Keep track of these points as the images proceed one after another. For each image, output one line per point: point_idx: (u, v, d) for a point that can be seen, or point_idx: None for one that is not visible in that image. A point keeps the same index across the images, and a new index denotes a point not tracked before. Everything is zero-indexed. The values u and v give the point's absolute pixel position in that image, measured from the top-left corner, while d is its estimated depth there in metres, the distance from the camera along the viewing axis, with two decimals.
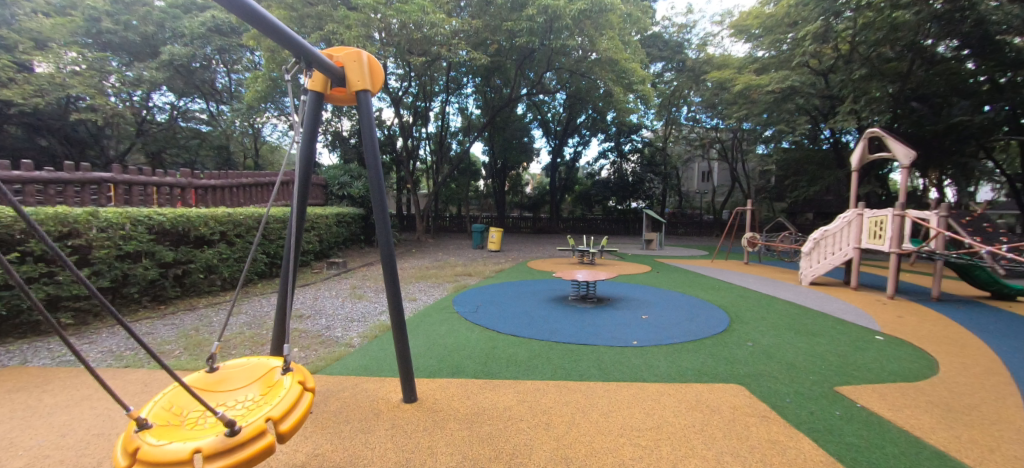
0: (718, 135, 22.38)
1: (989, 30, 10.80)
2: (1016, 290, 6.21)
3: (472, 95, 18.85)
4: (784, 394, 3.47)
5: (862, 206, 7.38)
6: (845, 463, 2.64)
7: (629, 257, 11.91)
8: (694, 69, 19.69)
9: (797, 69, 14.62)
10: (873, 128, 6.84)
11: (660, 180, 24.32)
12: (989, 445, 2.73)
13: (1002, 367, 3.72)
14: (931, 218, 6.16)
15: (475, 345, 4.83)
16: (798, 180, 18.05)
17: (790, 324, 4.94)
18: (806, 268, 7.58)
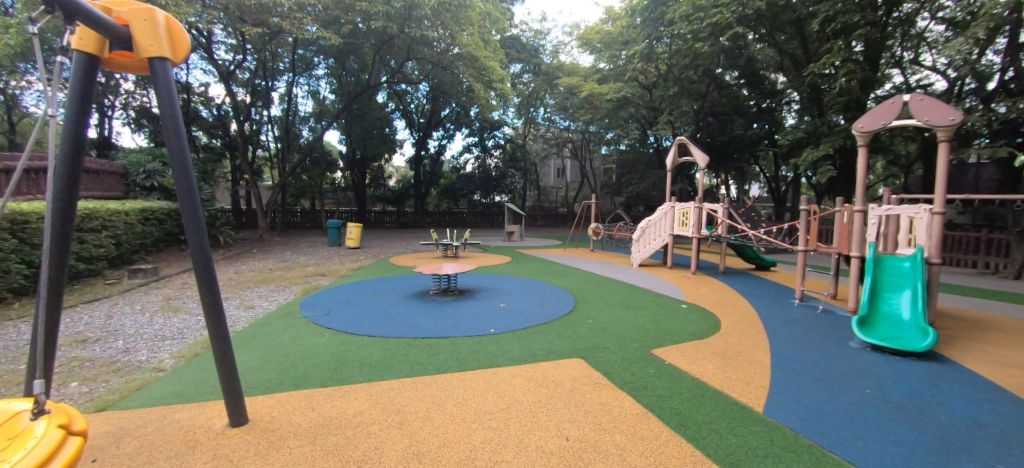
0: (569, 136, 25.01)
1: (755, 66, 14.86)
2: (768, 262, 8.31)
3: (324, 78, 17.32)
4: (613, 362, 3.99)
5: (674, 200, 8.88)
6: (654, 414, 3.21)
7: (492, 249, 12.37)
8: (548, 73, 21.74)
9: (630, 82, 17.10)
10: (680, 137, 8.24)
11: (520, 175, 26.00)
12: (748, 382, 3.64)
13: (756, 320, 4.94)
14: (718, 209, 7.78)
15: (324, 351, 4.36)
16: (631, 178, 21.34)
17: (621, 301, 5.73)
18: (636, 252, 8.89)
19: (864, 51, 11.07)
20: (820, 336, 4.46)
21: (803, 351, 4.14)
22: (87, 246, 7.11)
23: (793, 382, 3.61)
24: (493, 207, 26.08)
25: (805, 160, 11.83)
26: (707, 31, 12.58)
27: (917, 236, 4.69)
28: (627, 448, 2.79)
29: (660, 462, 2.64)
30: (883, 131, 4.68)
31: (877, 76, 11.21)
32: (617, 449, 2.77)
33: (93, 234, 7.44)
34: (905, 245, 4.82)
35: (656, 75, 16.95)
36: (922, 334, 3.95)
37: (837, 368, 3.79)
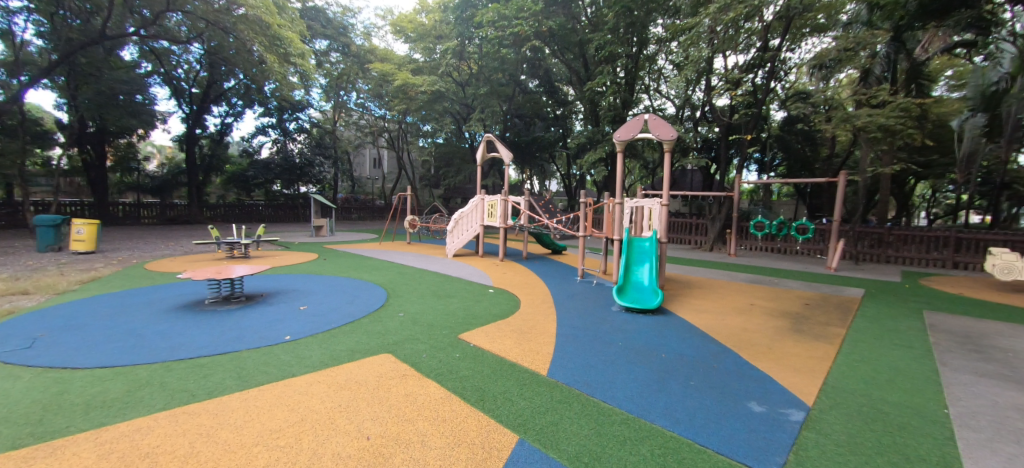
0: (385, 125, 24.15)
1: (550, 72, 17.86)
2: (560, 247, 9.85)
3: (25, 13, 12.16)
4: (422, 351, 4.07)
5: (483, 193, 9.56)
6: (457, 394, 3.40)
7: (295, 247, 11.09)
8: (358, 56, 20.92)
9: (444, 77, 17.71)
10: (487, 134, 8.87)
11: (330, 164, 23.87)
12: (538, 350, 4.24)
13: (547, 296, 5.79)
14: (520, 201, 8.75)
15: (18, 399, 3.06)
16: (448, 171, 22.43)
17: (433, 291, 5.90)
18: (451, 242, 9.30)
19: (625, 77, 14.15)
20: (592, 304, 5.52)
21: (579, 318, 5.04)
22: None
23: (571, 345, 4.37)
24: (298, 198, 23.77)
25: (587, 161, 14.54)
26: (510, 39, 14.34)
27: (654, 222, 6.20)
28: (429, 433, 2.86)
29: (459, 438, 2.80)
30: (633, 140, 5.89)
31: (632, 98, 14.49)
32: (419, 436, 2.81)
33: None
34: (646, 229, 6.31)
35: (470, 74, 17.96)
36: (655, 295, 5.30)
37: (602, 329, 4.76)
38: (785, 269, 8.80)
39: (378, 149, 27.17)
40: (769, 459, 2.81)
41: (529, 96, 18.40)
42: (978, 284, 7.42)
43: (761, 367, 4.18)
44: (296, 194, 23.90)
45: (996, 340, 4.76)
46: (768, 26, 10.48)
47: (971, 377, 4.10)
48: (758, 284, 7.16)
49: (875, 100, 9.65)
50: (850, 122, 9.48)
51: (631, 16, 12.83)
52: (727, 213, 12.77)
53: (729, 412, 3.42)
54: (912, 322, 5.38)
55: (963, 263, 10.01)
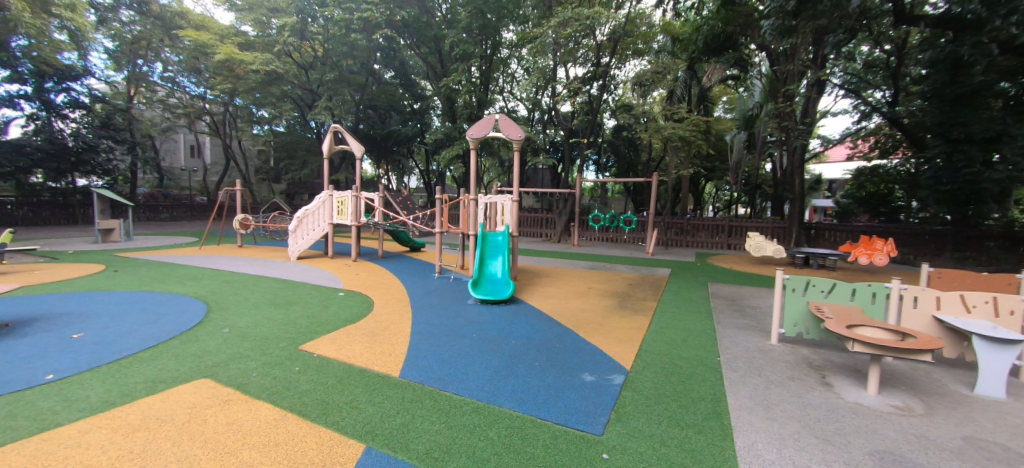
0: (205, 106, 20.38)
1: (403, 61, 18.03)
2: (418, 244, 9.86)
3: None
4: (251, 370, 3.56)
5: (331, 189, 9.03)
6: (294, 412, 3.05)
7: (65, 258, 8.51)
8: (162, 18, 17.30)
9: (282, 57, 15.93)
10: (335, 124, 8.20)
11: (124, 149, 19.35)
12: (391, 352, 4.14)
13: (404, 295, 5.71)
14: (374, 197, 8.51)
15: None
16: (290, 164, 20.13)
17: (269, 300, 5.25)
18: (294, 244, 8.32)
19: (479, 78, 14.90)
20: (449, 300, 5.64)
21: (434, 315, 5.09)
22: None
23: (426, 343, 4.39)
24: (73, 193, 18.75)
25: (444, 158, 14.82)
26: (359, 24, 14.39)
27: (506, 217, 6.61)
28: (257, 461, 2.46)
29: (297, 459, 2.49)
30: (486, 138, 6.10)
31: (487, 98, 15.35)
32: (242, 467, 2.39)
33: None
34: (500, 224, 6.66)
35: (313, 58, 16.79)
36: (506, 286, 5.72)
37: (457, 324, 4.89)
38: (614, 255, 10.35)
39: (198, 136, 22.92)
40: (596, 422, 3.28)
41: (382, 88, 18.26)
42: (741, 260, 9.84)
43: (593, 341, 4.85)
44: (71, 188, 18.83)
45: (747, 300, 6.47)
46: (601, 44, 12.09)
47: (733, 330, 5.48)
48: (593, 269, 8.26)
49: (676, 117, 12.12)
50: (662, 132, 11.89)
51: (484, 19, 13.80)
52: (571, 207, 14.27)
53: (567, 385, 3.86)
54: (698, 291, 6.92)
55: (733, 245, 13.26)
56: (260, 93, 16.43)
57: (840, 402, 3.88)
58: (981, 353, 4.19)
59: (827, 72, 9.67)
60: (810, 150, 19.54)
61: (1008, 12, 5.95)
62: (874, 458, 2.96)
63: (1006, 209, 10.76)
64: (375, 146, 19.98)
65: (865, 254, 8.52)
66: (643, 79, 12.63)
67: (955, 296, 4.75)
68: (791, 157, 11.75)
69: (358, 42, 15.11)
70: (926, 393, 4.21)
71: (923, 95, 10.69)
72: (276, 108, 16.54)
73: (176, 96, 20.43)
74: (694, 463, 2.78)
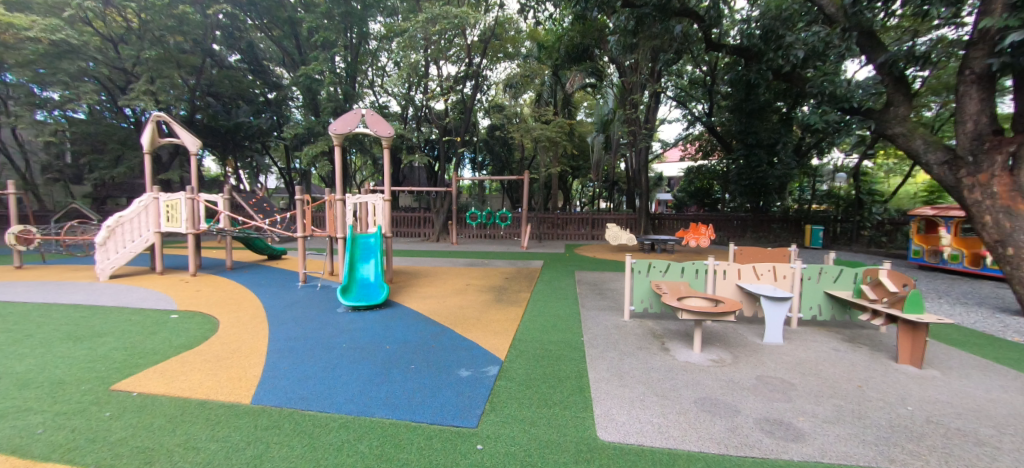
0: None
1: (251, 44, 16.08)
2: (278, 251, 8.91)
3: None
4: (37, 426, 2.80)
5: (156, 190, 7.55)
6: (109, 466, 2.51)
7: None
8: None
9: (76, 24, 12.67)
10: (156, 112, 6.80)
11: None
12: (242, 376, 3.70)
13: (260, 310, 5.12)
14: (217, 201, 7.41)
15: None
16: (98, 159, 16.08)
17: (67, 334, 4.19)
18: (103, 262, 6.72)
19: (344, 70, 14.04)
20: (317, 310, 5.26)
21: (298, 329, 4.69)
22: None
23: (287, 360, 4.04)
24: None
25: (307, 155, 13.54)
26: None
27: (378, 217, 6.39)
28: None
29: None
30: (351, 133, 5.78)
31: (355, 92, 14.48)
32: None
33: None
34: (372, 225, 6.37)
35: (125, 29, 13.60)
36: (380, 289, 5.57)
37: (326, 335, 4.59)
38: (492, 251, 10.76)
39: None
40: (471, 415, 3.43)
41: (226, 72, 15.94)
42: (602, 249, 11.11)
43: (471, 336, 5.03)
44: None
45: (606, 285, 7.35)
46: (471, 45, 12.29)
47: (595, 312, 6.19)
48: (472, 266, 8.50)
49: (544, 119, 13.13)
50: (531, 133, 12.74)
51: (347, 6, 13.19)
52: (448, 206, 14.38)
53: (442, 383, 3.94)
54: (566, 279, 7.64)
55: (596, 235, 14.89)
56: (43, 68, 12.77)
57: (675, 363, 4.72)
58: (766, 310, 5.48)
59: (661, 86, 12.00)
60: (654, 151, 22.93)
61: (777, 47, 8.25)
62: (696, 404, 3.70)
63: (782, 197, 14.22)
64: (219, 141, 17.38)
65: (694, 238, 10.37)
66: (512, 83, 13.38)
67: (749, 267, 6.10)
68: (638, 157, 13.65)
69: (191, 16, 13.26)
70: (732, 347, 5.36)
71: (729, 109, 13.37)
72: (72, 88, 13.05)
73: None
74: (560, 437, 3.12)
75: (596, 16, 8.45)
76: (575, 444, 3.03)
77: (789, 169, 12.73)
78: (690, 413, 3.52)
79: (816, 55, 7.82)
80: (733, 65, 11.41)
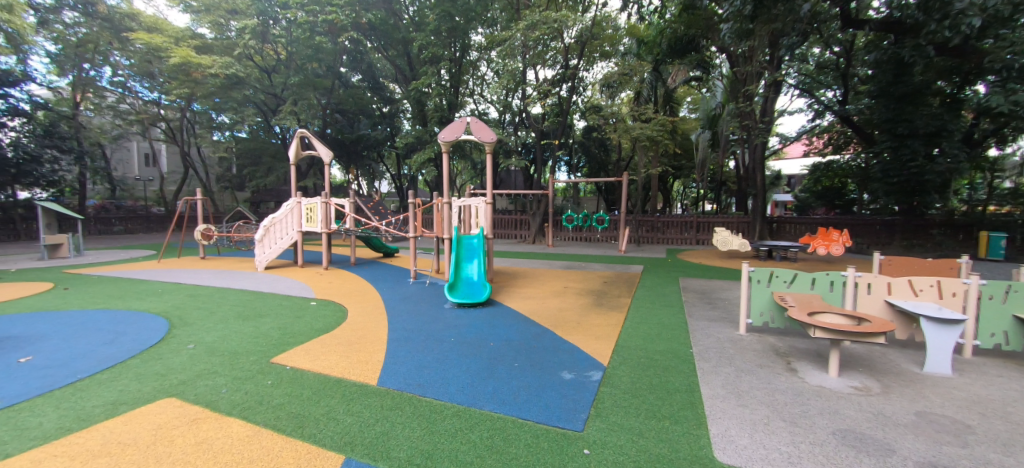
0: (160, 112, 19.49)
1: (372, 67, 18.06)
2: (392, 250, 9.77)
3: None
4: (220, 386, 3.44)
5: (299, 196, 8.79)
6: (267, 428, 2.95)
7: (6, 277, 7.87)
8: (110, 20, 16.26)
9: (243, 61, 15.62)
10: (300, 130, 7.91)
11: (70, 160, 18.06)
12: (366, 359, 4.09)
13: (380, 302, 5.64)
14: (344, 204, 8.35)
15: None
16: (256, 171, 19.56)
17: (238, 313, 5.07)
18: (261, 255, 8.02)
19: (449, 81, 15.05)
20: (426, 305, 5.62)
21: (411, 321, 5.05)
22: None
23: (403, 349, 4.36)
24: (14, 207, 17.30)
25: (416, 162, 14.82)
26: (324, 26, 14.22)
27: (480, 220, 6.65)
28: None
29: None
30: (458, 141, 6.08)
31: (457, 101, 15.50)
32: None
33: None
34: (474, 227, 6.66)
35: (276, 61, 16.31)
36: (483, 288, 5.75)
37: (435, 329, 4.86)
38: (588, 254, 10.56)
39: (152, 144, 21.78)
40: (575, 418, 3.30)
41: (351, 91, 18.15)
42: (710, 254, 10.25)
43: (571, 339, 4.91)
44: (11, 201, 17.32)
45: (717, 293, 6.71)
46: (569, 46, 12.31)
47: (705, 323, 5.67)
48: (569, 269, 8.39)
49: (644, 117, 12.65)
50: (630, 132, 12.34)
51: (453, 21, 13.98)
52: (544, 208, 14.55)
53: (545, 384, 3.87)
54: (670, 286, 7.14)
55: (701, 240, 13.84)
56: (220, 97, 15.94)
57: (805, 386, 4.06)
58: (927, 334, 4.46)
59: (782, 73, 10.74)
60: (770, 147, 20.61)
61: (942, 16, 6.52)
62: (837, 436, 3.12)
63: (947, 198, 11.44)
64: (345, 152, 19.89)
65: (823, 245, 9.07)
66: (610, 82, 13.13)
67: (904, 280, 5.06)
68: (753, 154, 12.47)
69: (325, 45, 15.13)
70: (881, 374, 4.46)
71: (870, 94, 11.45)
72: (239, 114, 16.13)
73: (127, 101, 19.22)
74: (672, 453, 2.85)
75: (707, 4, 8.00)
76: (689, 462, 2.74)
77: (956, 162, 10.36)
78: (829, 445, 2.98)
79: (1000, 21, 6.31)
80: (876, 42, 9.83)
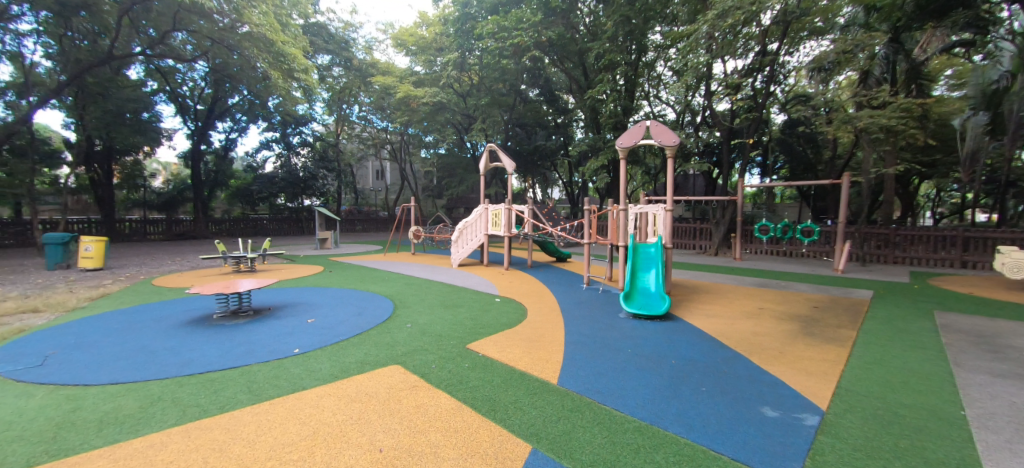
0: (387, 137, 25.13)
1: (552, 84, 19.03)
2: (564, 255, 10.19)
3: (33, 36, 12.54)
4: (431, 362, 4.06)
5: (487, 202, 9.94)
6: (467, 404, 3.32)
7: (300, 259, 11.19)
8: (360, 70, 21.53)
9: (446, 89, 18.82)
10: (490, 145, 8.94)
11: (333, 177, 24.31)
12: (547, 358, 4.25)
13: (555, 304, 5.86)
14: (523, 210, 9.05)
15: (34, 416, 3.09)
16: (452, 180, 23.29)
17: (441, 301, 5.97)
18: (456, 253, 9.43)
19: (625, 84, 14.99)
20: (600, 312, 5.59)
21: (586, 326, 5.07)
22: None
23: (579, 352, 4.39)
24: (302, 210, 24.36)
25: (590, 169, 15.22)
26: (510, 50, 15.21)
27: (658, 228, 6.32)
28: (441, 444, 2.76)
29: (472, 450, 2.69)
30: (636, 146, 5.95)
31: (633, 104, 15.27)
32: (431, 447, 2.72)
33: None
34: (652, 235, 6.54)
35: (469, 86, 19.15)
36: (662, 300, 5.40)
37: (610, 337, 4.74)
38: (790, 272, 8.94)
39: (381, 160, 28.15)
40: (785, 464, 2.71)
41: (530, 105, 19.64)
42: (988, 283, 7.48)
43: (772, 371, 4.13)
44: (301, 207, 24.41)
45: (1009, 339, 4.74)
46: (766, 31, 10.93)
47: (989, 378, 4.02)
48: (766, 288, 7.24)
49: (875, 102, 10.15)
50: (853, 123, 9.96)
51: (631, 24, 13.68)
52: (730, 217, 13.19)
53: (742, 417, 3.30)
54: (921, 321, 5.40)
55: (971, 262, 10.31)
56: (428, 122, 19.54)
57: None
58: None
59: None
60: None
61: None
62: None
63: None
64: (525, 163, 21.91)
65: None
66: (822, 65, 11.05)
67: None
68: None
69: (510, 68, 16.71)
70: None
71: None
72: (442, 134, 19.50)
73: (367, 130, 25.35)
74: None
75: None
76: None
77: None
78: None
79: None
80: None
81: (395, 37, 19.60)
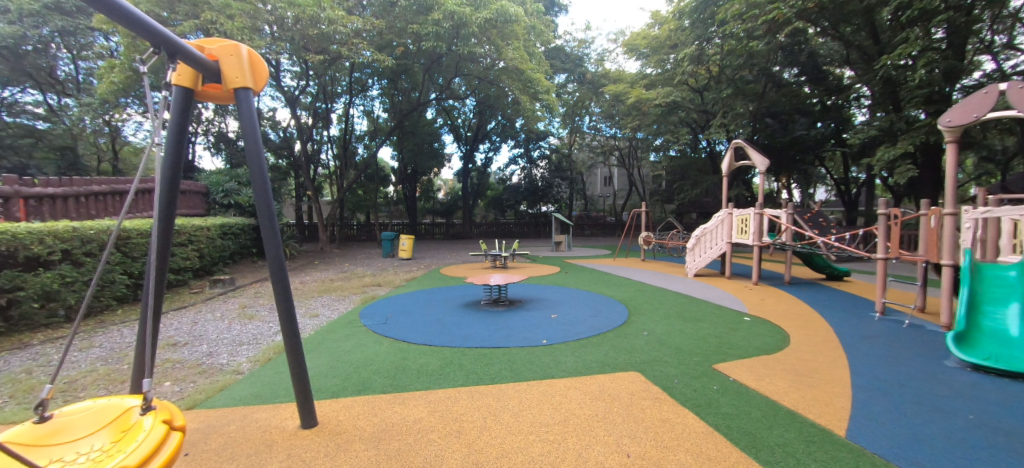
0: (616, 143, 25.81)
1: (817, 60, 15.27)
2: (840, 272, 8.19)
3: (377, 98, 18.64)
4: (673, 376, 3.85)
5: (731, 207, 8.94)
6: (720, 432, 2.97)
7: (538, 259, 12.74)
8: (592, 82, 22.77)
9: (680, 87, 17.98)
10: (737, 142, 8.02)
11: (566, 185, 26.85)
12: (826, 400, 3.40)
13: (833, 336, 4.68)
14: (780, 215, 7.69)
15: (384, 358, 4.51)
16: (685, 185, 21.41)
17: (679, 313, 5.65)
18: (692, 261, 8.97)
19: (946, 38, 10.80)
20: (909, 355, 4.14)
21: (886, 371, 3.83)
22: (224, 245, 10.02)
23: (876, 402, 3.35)
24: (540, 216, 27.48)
25: (880, 159, 11.67)
26: (762, 29, 12.84)
27: None
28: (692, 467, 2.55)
29: None
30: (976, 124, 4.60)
31: (966, 63, 10.77)
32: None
33: (228, 238, 10.38)
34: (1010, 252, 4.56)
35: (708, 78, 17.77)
36: None
37: (933, 393, 3.41)
38: None
39: (608, 166, 28.95)
40: None
41: (783, 89, 16.18)
42: None
43: None
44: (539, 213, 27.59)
45: None
46: None
47: None
48: None
49: None
50: None
51: None
52: None
53: None
54: None
55: None
56: (659, 124, 19.06)
57: None
58: None
59: None
60: None
61: None
62: None
63: None
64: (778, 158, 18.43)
65: None
66: None
67: None
68: None
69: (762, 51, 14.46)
70: None
71: None
72: (674, 134, 18.69)
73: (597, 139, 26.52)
74: None
75: None
76: None
77: None
78: None
79: None
80: None
81: (627, 44, 19.93)
